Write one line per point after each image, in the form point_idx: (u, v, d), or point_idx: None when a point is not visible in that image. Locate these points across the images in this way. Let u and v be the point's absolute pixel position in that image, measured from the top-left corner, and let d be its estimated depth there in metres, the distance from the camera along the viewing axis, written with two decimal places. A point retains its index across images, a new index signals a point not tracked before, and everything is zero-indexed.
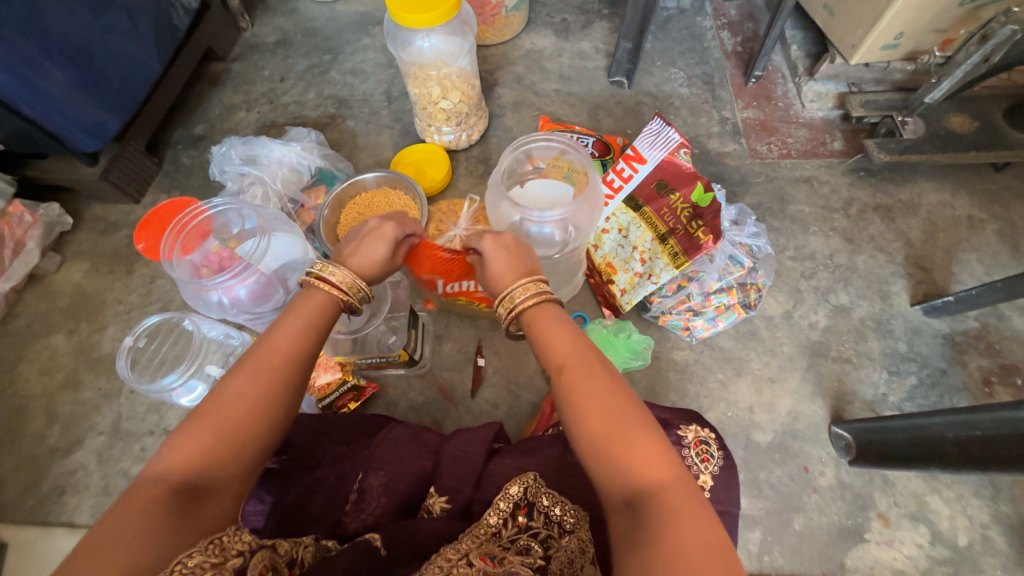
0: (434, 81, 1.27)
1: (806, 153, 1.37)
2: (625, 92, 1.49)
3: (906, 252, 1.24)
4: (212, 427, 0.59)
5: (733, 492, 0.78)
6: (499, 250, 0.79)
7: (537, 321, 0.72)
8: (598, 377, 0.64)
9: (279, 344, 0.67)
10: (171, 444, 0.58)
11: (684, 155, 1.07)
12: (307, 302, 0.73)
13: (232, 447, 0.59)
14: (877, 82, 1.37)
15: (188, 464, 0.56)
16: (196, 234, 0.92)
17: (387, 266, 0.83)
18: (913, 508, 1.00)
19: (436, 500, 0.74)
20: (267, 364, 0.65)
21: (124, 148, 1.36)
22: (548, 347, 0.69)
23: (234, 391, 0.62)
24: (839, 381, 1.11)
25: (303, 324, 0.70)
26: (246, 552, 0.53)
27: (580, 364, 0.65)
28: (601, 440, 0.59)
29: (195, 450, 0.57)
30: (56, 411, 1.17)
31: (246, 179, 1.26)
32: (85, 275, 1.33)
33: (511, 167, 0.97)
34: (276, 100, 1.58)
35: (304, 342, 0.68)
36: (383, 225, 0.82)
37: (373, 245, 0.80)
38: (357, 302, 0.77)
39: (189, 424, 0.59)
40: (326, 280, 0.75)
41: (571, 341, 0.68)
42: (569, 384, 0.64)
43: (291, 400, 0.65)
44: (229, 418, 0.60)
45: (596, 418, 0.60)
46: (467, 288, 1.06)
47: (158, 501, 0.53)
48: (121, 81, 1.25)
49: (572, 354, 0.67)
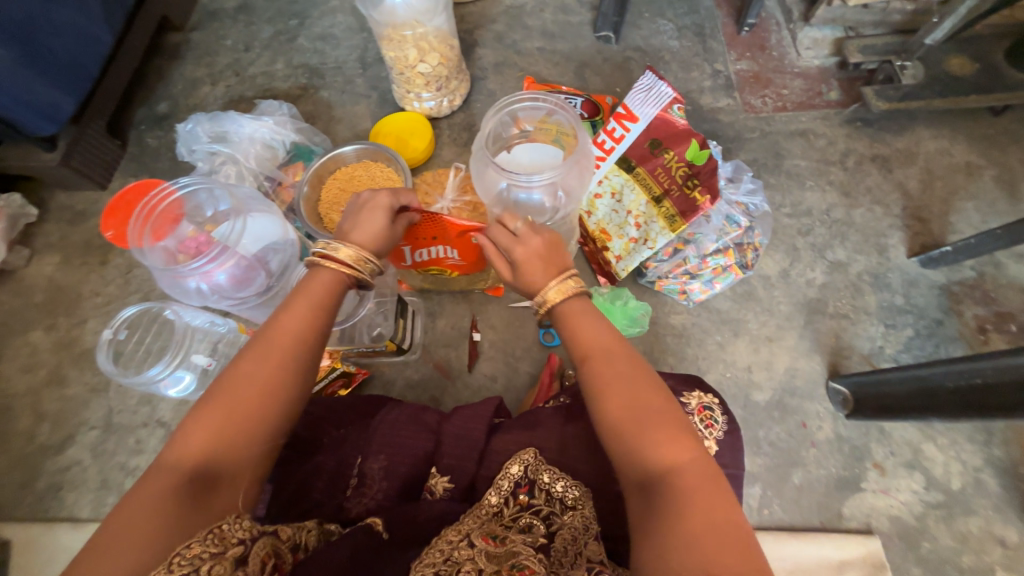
0: (410, 43, 1.19)
1: (802, 105, 1.32)
2: (612, 47, 1.41)
3: (904, 204, 1.22)
4: (222, 413, 0.58)
5: (738, 455, 0.79)
6: (531, 257, 0.74)
7: (567, 313, 0.71)
8: (620, 367, 0.64)
9: (286, 328, 0.65)
10: (184, 432, 0.57)
11: (678, 111, 1.01)
12: (312, 283, 0.70)
13: (244, 433, 0.58)
14: (875, 25, 1.31)
15: (200, 452, 0.56)
16: (167, 218, 0.86)
17: (392, 237, 0.80)
18: (909, 456, 1.01)
19: (437, 480, 0.75)
20: (275, 348, 0.63)
21: (84, 130, 1.28)
22: (575, 334, 0.69)
23: (243, 376, 0.60)
24: (837, 336, 1.11)
25: (311, 306, 0.68)
26: (247, 541, 0.54)
27: (605, 355, 0.66)
28: (619, 425, 0.60)
29: (206, 437, 0.57)
30: (43, 409, 1.14)
31: (218, 158, 1.20)
32: (57, 268, 1.27)
33: (496, 131, 0.92)
34: (243, 72, 1.48)
35: (311, 325, 0.66)
36: (376, 195, 0.79)
37: (370, 216, 0.77)
38: (368, 275, 0.75)
39: (201, 411, 0.58)
40: (334, 257, 0.72)
41: (598, 332, 0.68)
42: (593, 372, 0.65)
43: (302, 385, 0.64)
44: (239, 403, 0.59)
45: (616, 403, 0.61)
46: (437, 254, 0.99)
47: (173, 489, 0.53)
48: (72, 57, 1.16)
49: (599, 342, 0.67)
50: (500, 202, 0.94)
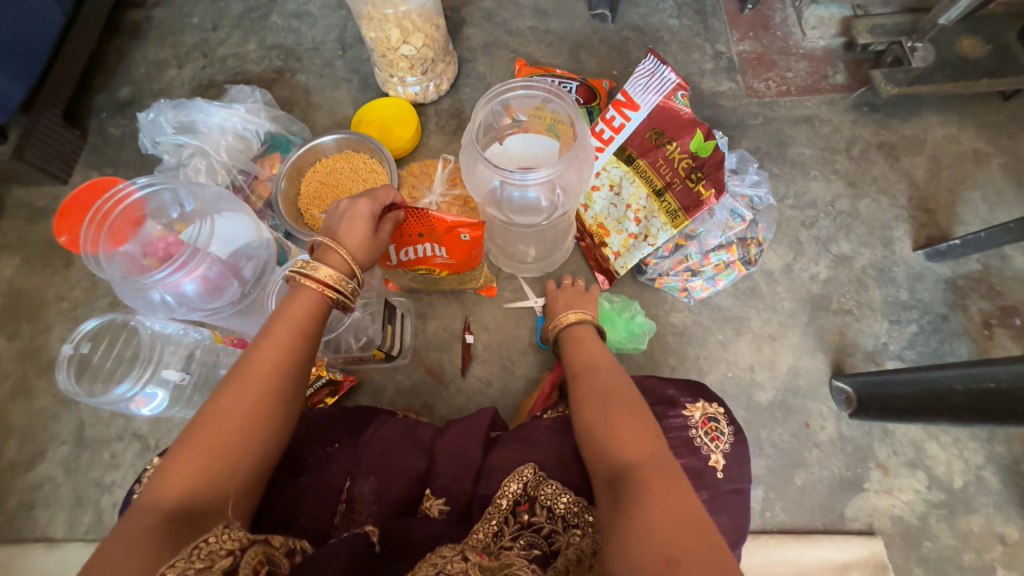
0: (392, 22, 1.10)
1: (807, 89, 1.26)
2: (609, 27, 1.33)
3: (910, 194, 1.18)
4: (205, 444, 0.54)
5: (746, 468, 0.76)
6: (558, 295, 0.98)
7: (574, 336, 0.83)
8: (602, 379, 0.70)
9: (268, 352, 0.61)
10: (160, 471, 0.52)
11: (682, 98, 0.94)
12: (293, 303, 0.66)
13: (227, 462, 0.54)
14: (884, 3, 1.25)
15: (180, 487, 0.51)
16: (127, 222, 0.79)
17: (373, 248, 0.76)
18: (912, 455, 1.00)
19: (432, 502, 0.70)
20: (256, 372, 0.60)
21: (37, 120, 1.17)
22: (573, 357, 0.79)
23: (225, 405, 0.57)
24: (841, 334, 1.08)
25: (296, 324, 0.65)
26: (236, 552, 0.49)
27: (597, 368, 0.73)
28: (590, 421, 0.64)
29: (186, 471, 0.52)
30: (10, 423, 1.07)
31: (185, 150, 1.10)
32: (17, 271, 1.18)
33: (488, 121, 0.85)
34: (212, 54, 1.37)
35: (294, 347, 0.63)
36: (356, 204, 0.76)
37: (351, 227, 0.74)
38: (347, 294, 0.71)
39: (179, 447, 0.54)
40: (312, 276, 0.68)
41: (594, 354, 0.78)
42: (581, 380, 0.72)
43: (287, 408, 0.61)
44: (221, 431, 0.55)
45: (590, 404, 0.66)
46: (424, 254, 0.93)
47: (148, 530, 0.47)
48: (16, 38, 1.04)
49: (589, 362, 0.76)
50: (493, 200, 0.88)
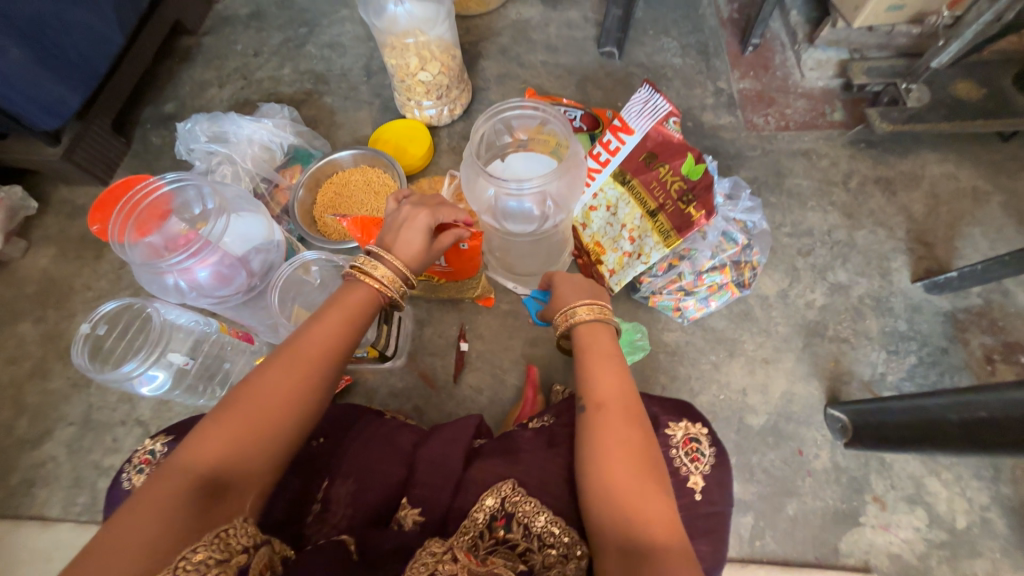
0: (412, 51, 1.20)
1: (805, 125, 1.30)
2: (615, 63, 1.42)
3: (908, 227, 1.19)
4: (246, 418, 0.57)
5: (727, 491, 0.75)
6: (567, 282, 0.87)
7: (589, 348, 0.75)
8: (632, 430, 0.65)
9: (317, 340, 0.65)
10: (201, 436, 0.56)
11: (673, 124, 1.00)
12: (347, 296, 0.71)
13: (262, 442, 0.57)
14: (880, 48, 1.31)
15: (216, 457, 0.54)
16: (153, 214, 0.86)
17: (428, 257, 0.79)
18: (911, 490, 0.96)
19: (407, 512, 0.69)
20: (303, 359, 0.63)
21: (88, 126, 1.29)
22: (592, 378, 0.71)
23: (270, 383, 0.60)
24: (836, 361, 1.07)
25: (347, 318, 0.69)
26: (250, 549, 0.51)
27: (620, 406, 0.67)
28: (622, 487, 0.61)
29: (225, 440, 0.55)
30: (24, 402, 1.13)
31: (215, 158, 1.20)
32: (52, 261, 1.27)
33: (489, 139, 0.92)
34: (250, 76, 1.50)
35: (340, 341, 0.66)
36: (416, 214, 0.78)
37: (409, 235, 0.77)
38: (399, 295, 0.75)
39: (220, 415, 0.57)
40: (368, 274, 0.73)
41: (612, 380, 0.70)
42: (603, 420, 0.66)
43: (321, 399, 0.63)
44: (262, 410, 0.58)
45: (621, 465, 0.62)
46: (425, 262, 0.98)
47: (182, 495, 0.50)
48: (80, 55, 1.17)
49: (616, 395, 0.68)
50: (490, 210, 0.92)
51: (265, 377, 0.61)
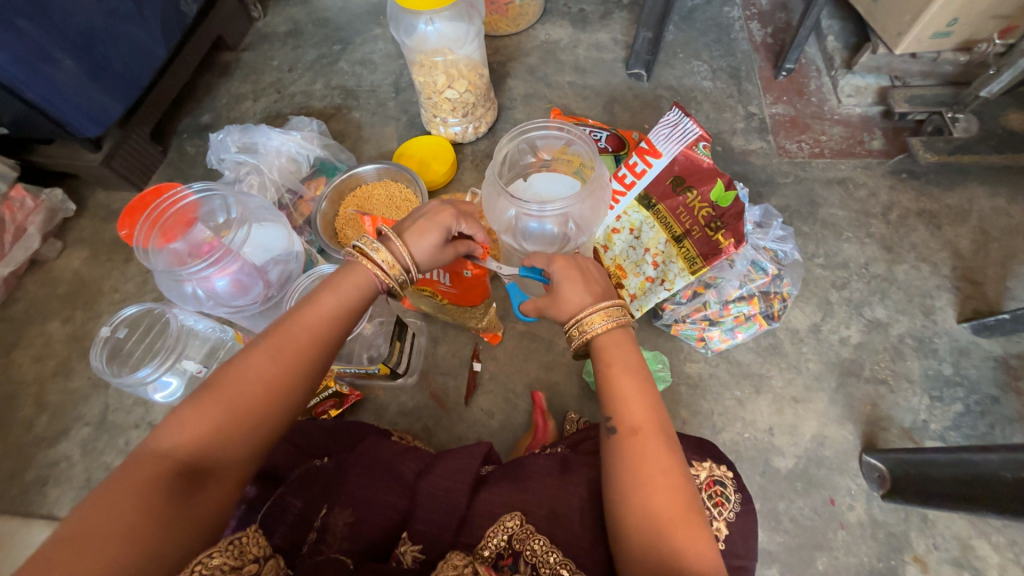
0: (440, 69, 1.20)
1: (841, 152, 1.25)
2: (643, 85, 1.40)
3: (953, 264, 1.12)
4: (226, 404, 0.57)
5: (752, 543, 0.69)
6: (569, 273, 0.73)
7: (611, 363, 0.67)
8: (670, 458, 0.61)
9: (307, 326, 0.64)
10: (180, 419, 0.56)
11: (704, 149, 0.96)
12: (344, 281, 0.68)
13: (242, 429, 0.57)
14: (924, 75, 1.26)
15: (195, 442, 0.55)
16: (179, 221, 0.86)
17: (437, 258, 0.76)
18: (957, 552, 0.88)
19: (407, 548, 0.65)
20: (290, 345, 0.61)
21: (128, 134, 1.34)
22: (623, 401, 0.64)
23: (253, 369, 0.59)
24: (873, 405, 1.00)
25: (338, 303, 0.67)
26: (260, 559, 0.56)
27: (657, 434, 0.62)
28: (666, 520, 0.56)
29: (204, 426, 0.55)
30: (46, 399, 1.15)
31: (243, 168, 1.22)
32: (84, 263, 1.31)
33: (512, 157, 0.91)
34: (284, 90, 1.54)
35: (330, 328, 0.65)
36: (440, 211, 0.76)
37: (427, 230, 0.74)
38: (397, 283, 0.72)
39: (202, 397, 0.57)
40: (370, 257, 0.70)
41: (645, 405, 0.64)
42: (641, 448, 0.61)
43: (309, 386, 0.63)
44: (244, 394, 0.58)
45: (666, 496, 0.58)
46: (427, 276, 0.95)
47: (161, 482, 0.52)
48: (125, 66, 1.22)
49: (651, 419, 0.63)
50: (509, 230, 0.90)
51: (250, 360, 0.60)
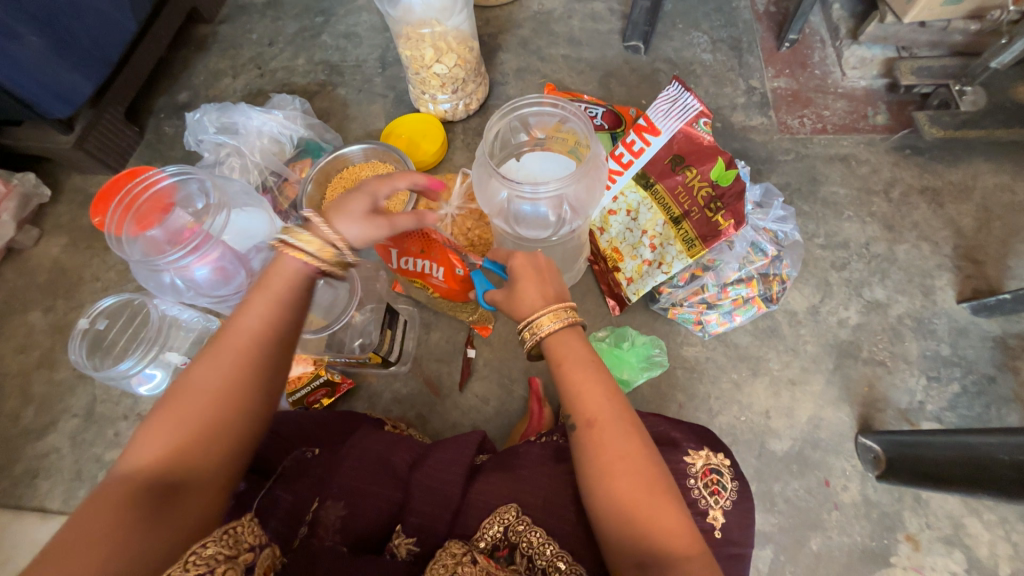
0: (427, 42, 1.14)
1: (844, 128, 1.21)
2: (641, 58, 1.34)
3: (955, 243, 1.10)
4: (181, 417, 0.54)
5: (749, 530, 0.68)
6: (527, 270, 0.71)
7: (564, 356, 0.66)
8: (631, 443, 0.60)
9: (248, 323, 0.60)
10: (141, 440, 0.53)
11: (704, 126, 0.93)
12: (274, 274, 0.63)
13: (208, 435, 0.54)
14: (932, 46, 1.21)
15: (160, 459, 0.52)
16: (155, 207, 0.82)
17: (373, 232, 0.71)
18: (949, 531, 0.89)
19: (401, 541, 0.63)
20: (234, 346, 0.58)
21: (101, 115, 1.27)
22: (577, 394, 0.63)
23: (204, 377, 0.56)
24: (870, 387, 0.99)
25: (275, 298, 0.62)
26: (256, 548, 0.53)
27: (614, 421, 0.61)
28: (629, 505, 0.56)
29: (167, 441, 0.53)
30: (31, 391, 1.13)
31: (223, 149, 1.17)
32: (63, 250, 1.26)
33: (505, 136, 0.86)
34: (264, 66, 1.47)
35: (279, 319, 0.61)
36: (360, 189, 0.72)
37: (350, 207, 0.70)
38: (332, 267, 0.66)
39: (157, 417, 0.54)
40: (293, 244, 0.64)
41: (597, 394, 0.62)
42: (599, 441, 0.60)
43: (271, 381, 0.59)
44: (200, 404, 0.55)
45: (628, 482, 0.57)
46: (421, 268, 0.94)
47: (129, 502, 0.49)
48: (93, 42, 1.15)
49: (608, 409, 0.62)
50: (502, 212, 0.86)
51: (200, 372, 0.57)
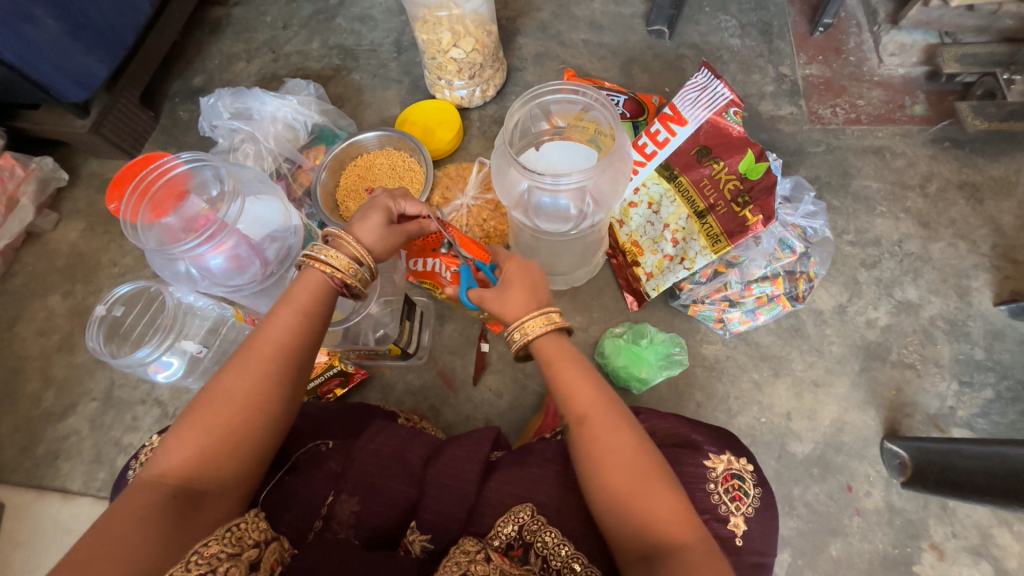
0: (445, 25, 1.10)
1: (879, 119, 1.16)
2: (665, 43, 1.29)
3: (993, 242, 1.04)
4: (205, 426, 0.56)
5: (771, 538, 0.66)
6: (518, 274, 0.70)
7: (553, 355, 0.65)
8: (623, 435, 0.58)
9: (271, 335, 0.62)
10: (165, 447, 0.55)
11: (734, 116, 0.89)
12: (299, 288, 0.66)
13: (227, 445, 0.56)
14: (978, 31, 1.15)
15: (182, 467, 0.53)
16: (169, 194, 0.81)
17: (390, 239, 0.73)
18: (975, 541, 0.87)
19: (416, 538, 0.63)
20: (258, 358, 0.60)
21: (117, 99, 1.26)
22: (568, 391, 0.62)
23: (225, 389, 0.58)
24: (898, 390, 0.96)
25: (298, 310, 0.64)
26: (261, 544, 0.52)
27: (605, 416, 0.60)
28: (624, 498, 0.55)
29: (190, 449, 0.54)
30: (52, 374, 1.14)
31: (237, 135, 1.16)
32: (81, 235, 1.27)
33: (524, 124, 0.83)
34: (278, 50, 1.44)
35: (297, 333, 0.63)
36: (376, 199, 0.75)
37: (366, 215, 0.72)
38: (355, 280, 0.68)
39: (182, 425, 0.56)
40: (319, 258, 0.67)
41: (585, 389, 0.62)
42: (591, 436, 0.59)
43: (289, 393, 0.61)
44: (222, 414, 0.56)
45: (622, 473, 0.56)
46: (431, 267, 0.94)
47: (154, 508, 0.50)
48: (107, 24, 1.13)
49: (598, 403, 0.61)
50: (521, 204, 0.84)
51: (224, 382, 0.59)
